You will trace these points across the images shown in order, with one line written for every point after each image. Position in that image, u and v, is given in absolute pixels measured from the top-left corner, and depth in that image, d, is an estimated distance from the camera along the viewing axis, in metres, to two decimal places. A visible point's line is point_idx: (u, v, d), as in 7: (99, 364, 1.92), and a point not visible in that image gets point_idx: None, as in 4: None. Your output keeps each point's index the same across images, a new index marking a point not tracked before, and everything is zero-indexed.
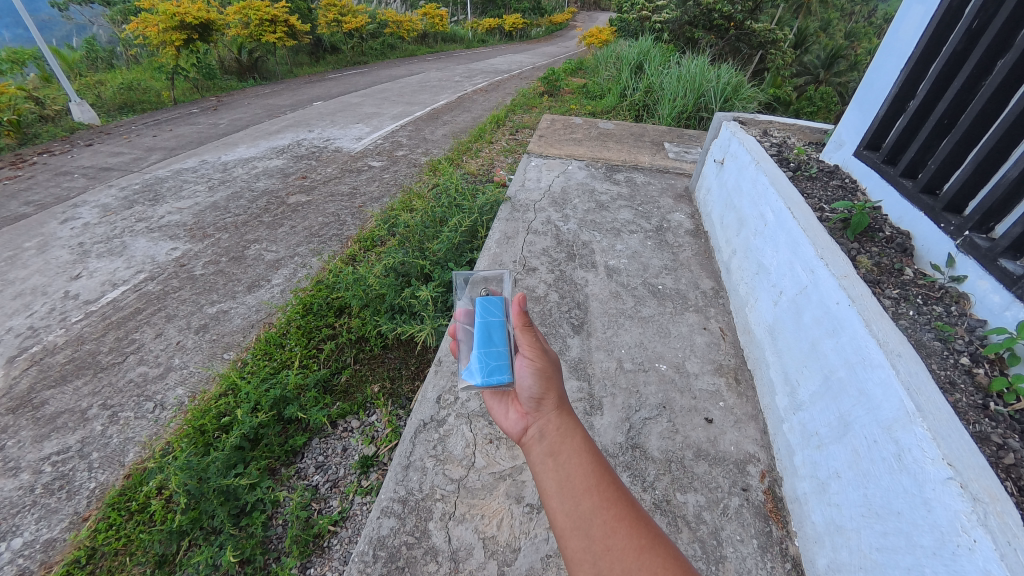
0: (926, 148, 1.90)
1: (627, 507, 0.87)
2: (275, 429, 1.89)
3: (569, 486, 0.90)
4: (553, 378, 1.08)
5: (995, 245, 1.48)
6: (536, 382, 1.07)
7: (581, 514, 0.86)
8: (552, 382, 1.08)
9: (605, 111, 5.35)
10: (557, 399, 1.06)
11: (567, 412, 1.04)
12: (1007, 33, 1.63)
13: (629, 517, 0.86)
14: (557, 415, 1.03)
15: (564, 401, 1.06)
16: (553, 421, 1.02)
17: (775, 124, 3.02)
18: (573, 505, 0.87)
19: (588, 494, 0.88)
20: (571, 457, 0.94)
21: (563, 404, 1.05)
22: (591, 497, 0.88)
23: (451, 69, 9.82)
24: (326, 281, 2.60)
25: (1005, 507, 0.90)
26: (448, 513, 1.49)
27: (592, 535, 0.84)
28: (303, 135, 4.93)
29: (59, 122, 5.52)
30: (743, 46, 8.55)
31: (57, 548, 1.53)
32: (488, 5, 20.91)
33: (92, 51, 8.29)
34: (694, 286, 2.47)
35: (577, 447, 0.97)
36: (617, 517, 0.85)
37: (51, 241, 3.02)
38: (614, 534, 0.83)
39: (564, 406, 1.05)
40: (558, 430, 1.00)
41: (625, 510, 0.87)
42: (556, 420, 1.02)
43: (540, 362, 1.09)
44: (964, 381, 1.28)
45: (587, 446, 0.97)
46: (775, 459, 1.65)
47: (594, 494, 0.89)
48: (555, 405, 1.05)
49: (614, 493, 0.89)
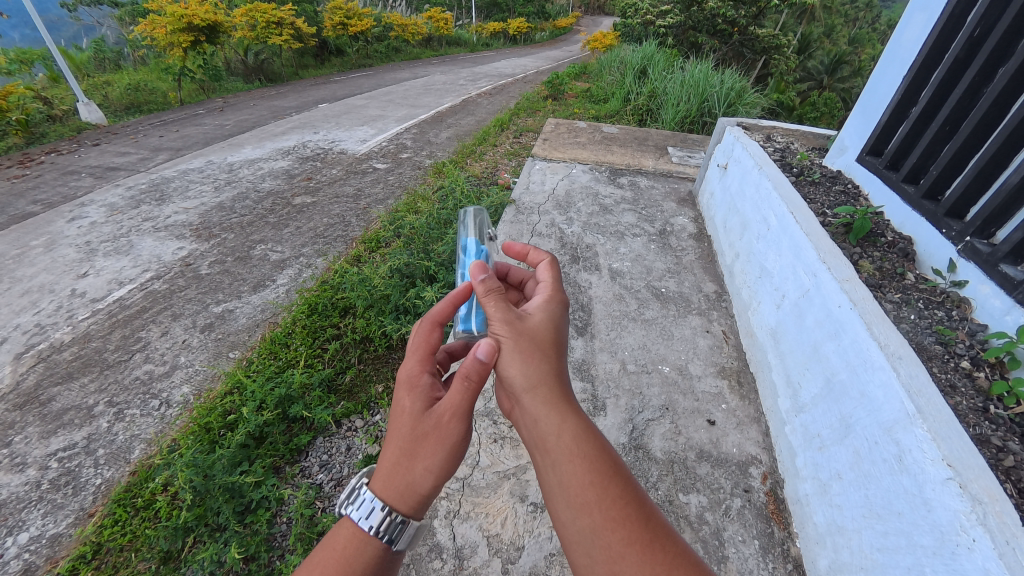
0: (927, 153, 1.92)
1: (637, 526, 0.81)
2: (280, 427, 1.90)
3: (566, 496, 0.85)
4: (528, 357, 0.97)
5: (995, 250, 1.50)
6: (509, 363, 0.97)
7: (582, 529, 0.82)
8: (526, 361, 0.97)
9: (608, 115, 5.39)
10: (534, 383, 0.95)
11: (552, 400, 0.94)
12: (1009, 41, 1.65)
13: (642, 539, 0.80)
14: (539, 403, 0.95)
15: (547, 385, 0.95)
16: (535, 413, 0.93)
17: (778, 130, 3.05)
18: (572, 518, 0.84)
19: (589, 509, 0.83)
20: (563, 462, 0.87)
21: (544, 389, 0.95)
22: (591, 513, 0.83)
23: (457, 72, 9.89)
24: (331, 282, 2.62)
25: (1004, 507, 0.91)
26: (452, 511, 1.50)
27: (595, 553, 0.80)
28: (309, 137, 4.97)
29: (66, 122, 5.58)
30: (747, 51, 8.70)
31: (63, 544, 1.55)
32: (493, 9, 21.10)
33: (99, 52, 8.39)
34: (697, 289, 2.49)
35: (569, 450, 0.88)
36: (627, 539, 0.80)
37: (58, 239, 3.05)
38: (621, 556, 0.79)
39: (546, 391, 0.95)
40: (543, 424, 0.92)
41: (634, 531, 0.81)
42: (539, 412, 0.93)
43: (507, 339, 0.98)
44: (965, 384, 1.30)
45: (580, 448, 0.89)
46: (776, 460, 1.66)
47: (597, 510, 0.83)
48: (534, 392, 0.95)
49: (621, 511, 0.82)
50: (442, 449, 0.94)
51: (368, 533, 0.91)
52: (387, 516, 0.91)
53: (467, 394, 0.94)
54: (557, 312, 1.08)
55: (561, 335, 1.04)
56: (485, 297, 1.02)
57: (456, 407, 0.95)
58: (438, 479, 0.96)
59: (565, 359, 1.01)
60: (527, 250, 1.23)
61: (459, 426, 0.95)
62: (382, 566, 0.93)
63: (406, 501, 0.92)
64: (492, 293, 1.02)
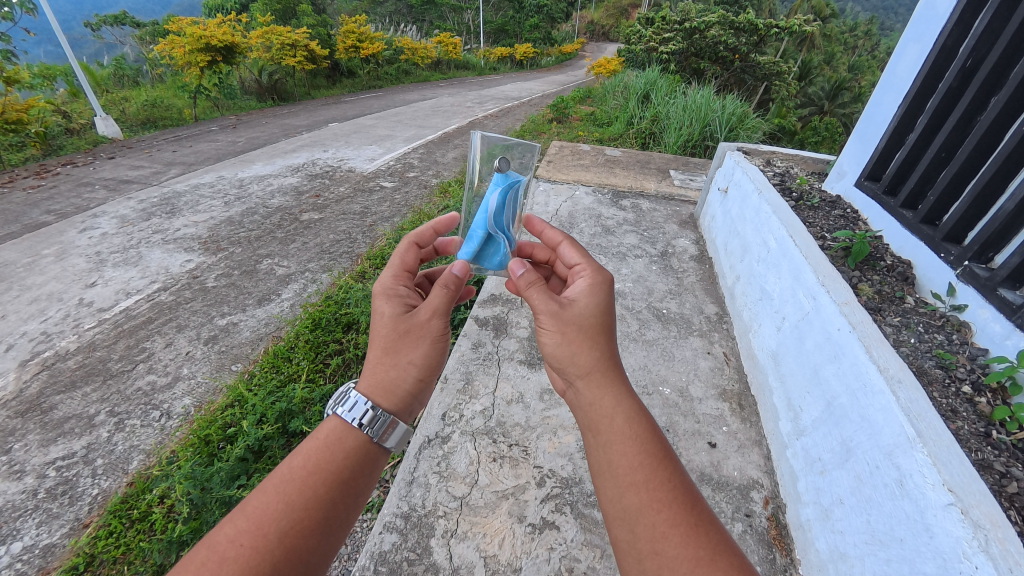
0: (924, 179, 1.96)
1: (683, 512, 0.83)
2: (280, 442, 1.89)
3: (614, 474, 0.87)
4: (579, 342, 1.00)
5: (994, 274, 1.52)
6: (557, 350, 1.02)
7: (627, 508, 0.84)
8: (576, 348, 1.00)
9: (612, 138, 5.52)
10: (586, 367, 0.98)
11: (601, 382, 0.97)
12: (999, 72, 1.71)
13: (687, 523, 0.82)
14: (592, 387, 0.97)
15: (599, 370, 0.98)
16: (584, 395, 0.98)
17: (778, 155, 3.10)
18: (618, 496, 0.86)
19: (636, 488, 0.85)
20: (612, 442, 0.90)
21: (597, 373, 0.98)
22: (638, 493, 0.84)
23: (465, 94, 10.16)
24: (335, 297, 2.64)
25: (1008, 534, 0.90)
26: (450, 531, 1.49)
27: (638, 530, 0.82)
28: (319, 155, 5.09)
29: (82, 135, 5.76)
30: (748, 77, 8.97)
31: (56, 554, 1.53)
32: (500, 34, 22.57)
33: (119, 70, 8.71)
34: (698, 310, 2.51)
35: (620, 432, 0.91)
36: (672, 520, 0.82)
37: (69, 249, 3.11)
38: (666, 537, 0.80)
39: (597, 375, 0.98)
40: (593, 404, 0.96)
41: (678, 515, 0.82)
42: (592, 394, 0.97)
43: (554, 329, 1.02)
44: (966, 409, 1.29)
45: (631, 431, 0.91)
46: (779, 486, 1.64)
47: (643, 490, 0.85)
48: (583, 373, 0.98)
49: (667, 495, 0.84)
50: (423, 344, 1.06)
51: (351, 425, 0.95)
52: (368, 406, 0.96)
53: (443, 296, 1.09)
54: (605, 296, 1.05)
55: (609, 319, 1.03)
56: (529, 289, 1.06)
57: (437, 310, 1.09)
58: (421, 376, 1.06)
59: (616, 343, 1.02)
60: (543, 228, 1.22)
61: (439, 323, 1.08)
62: (364, 463, 0.96)
63: (390, 398, 1.01)
64: (535, 285, 1.06)
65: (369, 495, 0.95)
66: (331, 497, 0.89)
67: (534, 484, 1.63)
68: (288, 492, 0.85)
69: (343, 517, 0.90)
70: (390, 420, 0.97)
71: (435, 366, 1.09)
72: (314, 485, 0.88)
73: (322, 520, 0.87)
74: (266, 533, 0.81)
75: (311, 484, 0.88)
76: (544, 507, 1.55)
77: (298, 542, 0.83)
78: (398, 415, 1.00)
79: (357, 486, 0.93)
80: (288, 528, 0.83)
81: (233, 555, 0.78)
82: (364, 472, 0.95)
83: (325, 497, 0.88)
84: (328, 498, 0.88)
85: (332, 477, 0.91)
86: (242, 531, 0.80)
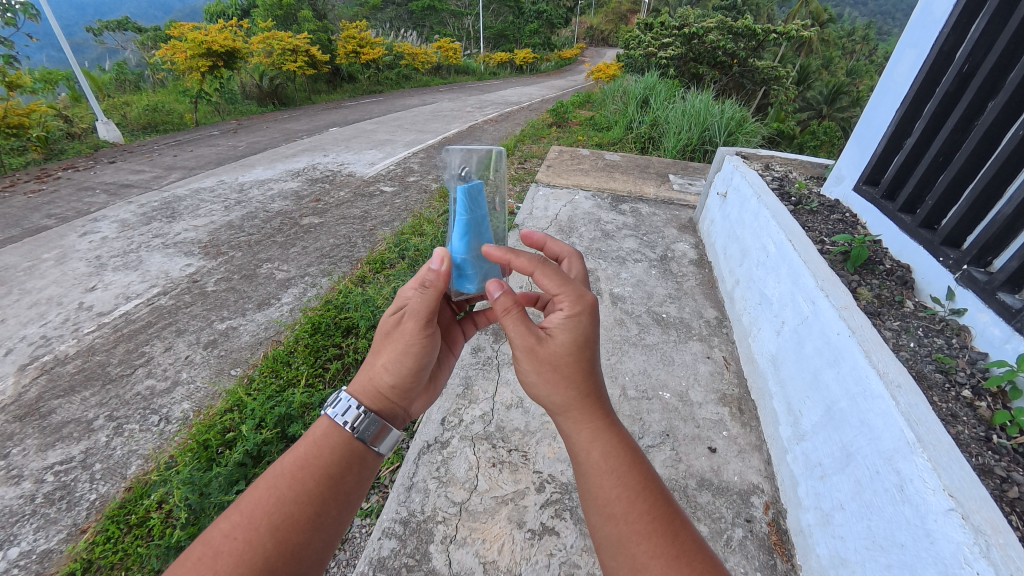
0: (923, 183, 1.97)
1: (664, 541, 0.83)
2: (279, 446, 1.87)
3: (595, 506, 0.89)
4: (554, 378, 0.99)
5: (993, 278, 1.53)
6: (537, 386, 1.02)
7: (609, 536, 0.86)
8: (553, 384, 0.99)
9: (611, 143, 5.54)
10: (562, 403, 0.98)
11: (579, 416, 0.96)
12: (996, 76, 1.72)
13: (668, 553, 0.82)
14: (570, 421, 0.98)
15: (576, 404, 0.97)
16: (565, 429, 0.98)
17: (777, 159, 3.11)
18: (600, 524, 0.87)
19: (615, 519, 0.86)
20: (591, 475, 0.91)
21: (575, 408, 0.97)
22: (617, 523, 0.85)
23: (465, 99, 10.21)
24: (334, 302, 2.64)
25: (1008, 539, 0.89)
26: (448, 536, 1.48)
27: (620, 559, 0.83)
28: (319, 159, 5.11)
29: (84, 139, 5.79)
30: (746, 82, 9.03)
31: (54, 560, 1.52)
32: (500, 40, 22.75)
33: (121, 75, 8.75)
34: (698, 314, 2.51)
35: (598, 465, 0.91)
36: (652, 551, 0.82)
37: (69, 253, 3.12)
38: (646, 567, 0.80)
39: (574, 409, 0.97)
40: (572, 439, 0.96)
41: (659, 546, 0.82)
42: (570, 429, 0.97)
43: (530, 365, 1.01)
44: (966, 414, 1.29)
45: (608, 463, 0.91)
46: (779, 491, 1.63)
47: (622, 521, 0.85)
48: (562, 407, 0.98)
49: (647, 525, 0.84)
50: (397, 348, 1.04)
51: (339, 424, 0.96)
52: (356, 408, 0.97)
53: (424, 298, 1.05)
54: (585, 326, 1.00)
55: (591, 350, 1.00)
56: (505, 319, 1.03)
57: (415, 313, 1.04)
58: (395, 381, 1.05)
59: (595, 373, 0.99)
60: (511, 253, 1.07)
61: (413, 326, 1.04)
62: (351, 462, 0.96)
63: (368, 399, 1.02)
64: (510, 313, 1.03)
65: (359, 494, 0.95)
66: (320, 493, 0.89)
67: (534, 489, 1.62)
68: (279, 486, 0.86)
69: (334, 514, 0.90)
70: (379, 424, 0.98)
71: (411, 370, 1.06)
72: (304, 480, 0.88)
73: (312, 516, 0.87)
74: (258, 526, 0.81)
75: (300, 479, 0.88)
76: (543, 512, 1.55)
77: (289, 536, 0.83)
78: (382, 416, 1.02)
79: (346, 484, 0.94)
80: (279, 521, 0.83)
81: (227, 549, 0.78)
82: (353, 470, 0.95)
83: (314, 492, 0.88)
84: (318, 494, 0.88)
85: (320, 472, 0.91)
86: (236, 526, 0.80)
